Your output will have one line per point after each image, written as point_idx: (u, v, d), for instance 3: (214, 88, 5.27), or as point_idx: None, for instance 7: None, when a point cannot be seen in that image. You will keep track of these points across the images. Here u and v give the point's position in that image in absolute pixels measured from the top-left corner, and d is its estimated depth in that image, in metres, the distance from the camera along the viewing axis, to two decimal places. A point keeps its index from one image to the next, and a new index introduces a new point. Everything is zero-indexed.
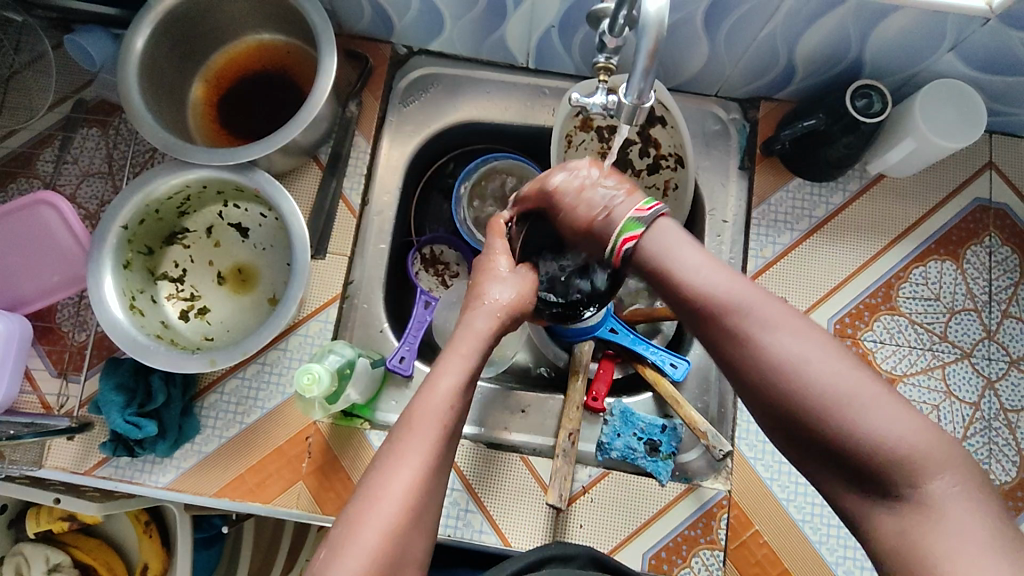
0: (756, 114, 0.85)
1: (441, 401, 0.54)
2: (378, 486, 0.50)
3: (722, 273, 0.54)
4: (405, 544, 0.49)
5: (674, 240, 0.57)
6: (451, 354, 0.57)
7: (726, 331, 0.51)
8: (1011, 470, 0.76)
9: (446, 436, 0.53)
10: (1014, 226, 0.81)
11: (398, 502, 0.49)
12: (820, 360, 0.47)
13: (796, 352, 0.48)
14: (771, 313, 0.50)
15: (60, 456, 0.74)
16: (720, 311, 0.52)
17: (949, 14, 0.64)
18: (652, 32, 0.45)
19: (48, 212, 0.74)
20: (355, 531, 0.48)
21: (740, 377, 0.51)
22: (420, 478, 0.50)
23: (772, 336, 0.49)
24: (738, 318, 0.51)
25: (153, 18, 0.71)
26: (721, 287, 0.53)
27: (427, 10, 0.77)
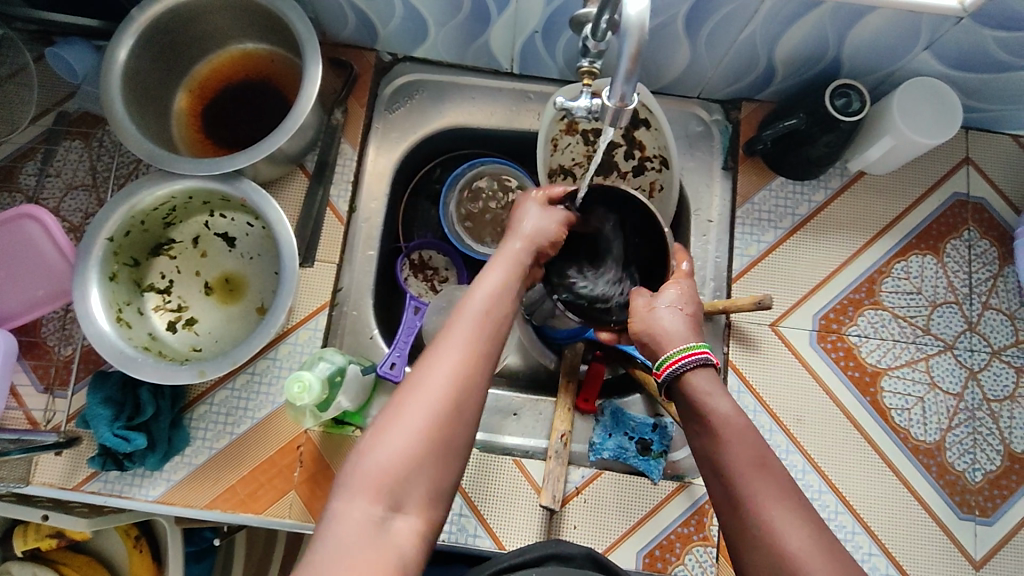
0: (737, 115, 0.86)
1: (483, 303, 0.55)
2: (422, 375, 0.51)
3: (744, 435, 0.53)
4: (450, 425, 0.49)
5: (706, 388, 0.56)
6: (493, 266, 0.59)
7: (736, 501, 0.50)
8: (995, 459, 0.77)
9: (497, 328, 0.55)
10: (991, 219, 0.83)
11: (439, 387, 0.50)
12: (822, 556, 0.46)
13: (802, 544, 0.47)
14: (782, 491, 0.50)
15: (48, 472, 0.73)
16: (734, 481, 0.51)
17: (924, 15, 0.66)
18: (633, 35, 0.46)
19: (32, 226, 0.74)
20: (401, 414, 0.49)
21: (740, 549, 0.50)
22: (463, 364, 0.51)
23: (775, 517, 0.48)
24: (750, 491, 0.50)
25: (136, 29, 0.71)
26: (738, 451, 0.52)
27: (410, 17, 0.77)
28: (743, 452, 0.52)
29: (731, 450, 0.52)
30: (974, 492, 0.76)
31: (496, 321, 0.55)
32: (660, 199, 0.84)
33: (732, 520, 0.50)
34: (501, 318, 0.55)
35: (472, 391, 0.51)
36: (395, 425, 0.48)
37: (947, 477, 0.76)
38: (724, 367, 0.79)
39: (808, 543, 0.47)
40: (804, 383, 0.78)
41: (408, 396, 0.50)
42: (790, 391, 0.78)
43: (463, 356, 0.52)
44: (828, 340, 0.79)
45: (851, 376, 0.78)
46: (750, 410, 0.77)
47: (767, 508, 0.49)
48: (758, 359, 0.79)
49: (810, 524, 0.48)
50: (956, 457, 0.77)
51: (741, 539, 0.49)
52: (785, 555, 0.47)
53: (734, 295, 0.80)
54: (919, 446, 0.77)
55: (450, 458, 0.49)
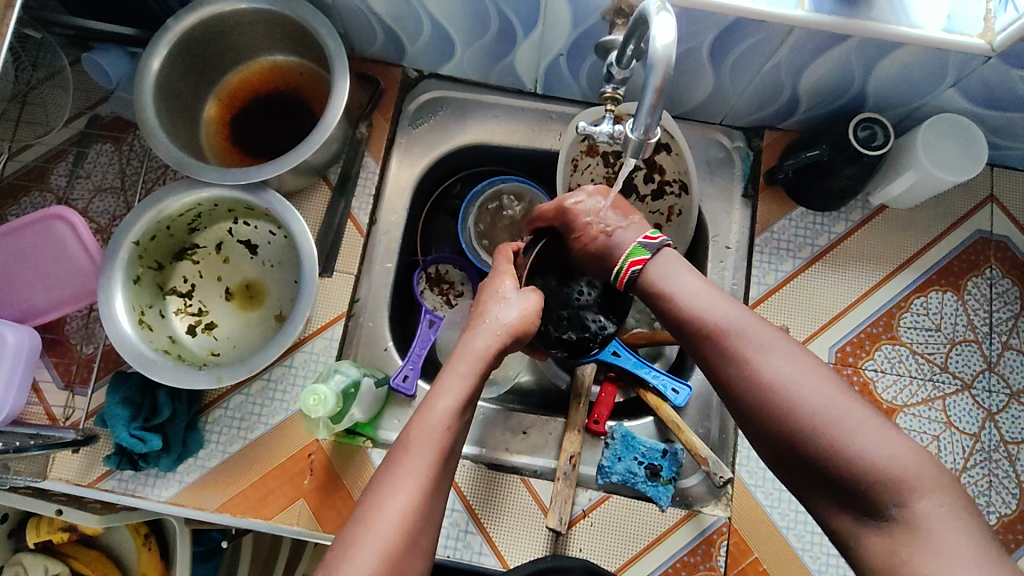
0: (759, 143, 0.86)
1: (440, 417, 0.55)
2: (371, 512, 0.50)
3: (711, 296, 0.58)
4: (400, 564, 0.49)
5: (673, 269, 0.62)
6: (451, 371, 0.58)
7: (717, 345, 0.55)
8: (1011, 503, 0.76)
9: (443, 458, 0.54)
10: (1014, 258, 0.82)
11: (391, 526, 0.49)
12: (805, 375, 0.50)
13: (783, 368, 0.51)
14: (761, 335, 0.54)
15: (64, 468, 0.74)
16: (706, 331, 0.56)
17: (952, 52, 0.65)
18: (659, 68, 0.46)
19: (61, 226, 0.76)
20: (349, 550, 0.48)
21: (732, 390, 0.54)
22: (414, 502, 0.51)
23: (755, 349, 0.53)
24: (725, 336, 0.55)
25: (171, 40, 0.73)
26: (708, 308, 0.57)
27: (438, 36, 0.78)
28: (709, 306, 0.57)
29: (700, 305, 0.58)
30: None
31: (450, 439, 0.54)
32: (678, 223, 0.85)
33: (715, 362, 0.55)
34: (454, 438, 0.55)
35: (417, 526, 0.50)
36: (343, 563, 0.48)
37: None
38: None
39: (788, 367, 0.51)
40: None
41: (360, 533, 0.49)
42: None
43: (417, 487, 0.51)
44: (843, 374, 0.79)
45: None
46: None
47: (745, 347, 0.53)
48: None
49: (788, 351, 0.52)
50: (971, 498, 0.76)
51: (727, 376, 0.54)
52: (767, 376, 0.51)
53: None
54: None
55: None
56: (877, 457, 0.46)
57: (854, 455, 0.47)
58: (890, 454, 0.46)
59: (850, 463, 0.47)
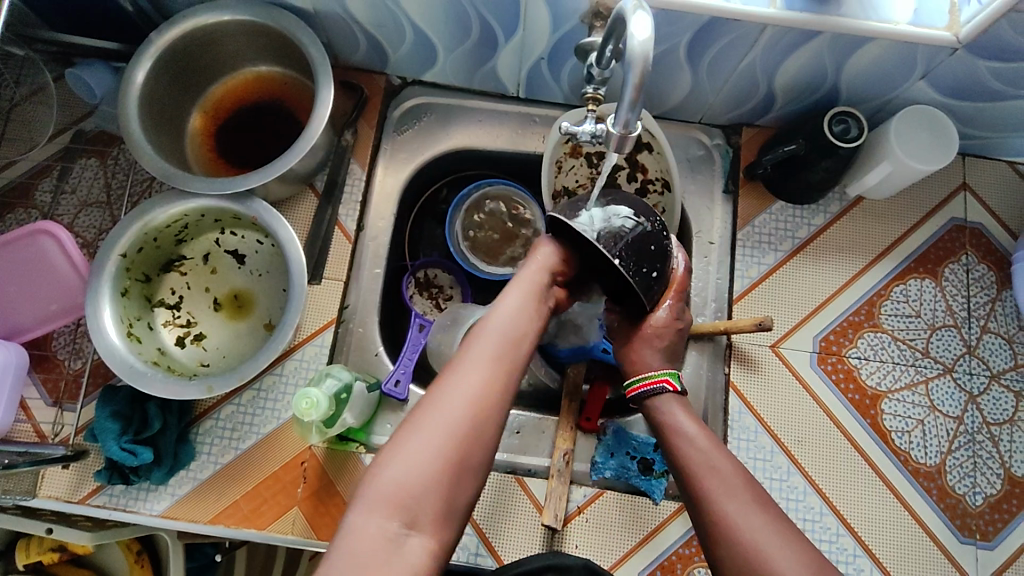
0: (738, 140, 0.88)
1: (500, 326, 0.59)
2: (440, 392, 0.53)
3: (707, 442, 0.60)
4: (467, 437, 0.52)
5: (672, 406, 0.65)
6: (511, 289, 0.63)
7: (698, 502, 0.57)
8: (996, 483, 0.77)
9: (510, 351, 0.57)
10: (989, 244, 0.84)
11: (460, 399, 0.53)
12: (779, 543, 0.52)
13: (753, 526, 0.53)
14: (735, 480, 0.57)
15: (54, 485, 0.74)
16: (687, 465, 0.59)
17: (921, 45, 0.67)
18: (637, 64, 0.47)
19: (47, 242, 0.75)
20: (421, 428, 0.51)
21: (711, 558, 0.55)
22: (480, 385, 0.54)
23: (731, 509, 0.55)
24: (710, 489, 0.57)
25: (154, 53, 0.74)
26: (701, 455, 0.59)
27: (420, 43, 0.79)
28: (701, 455, 0.59)
29: (694, 450, 0.60)
30: (974, 515, 0.76)
31: (513, 347, 0.58)
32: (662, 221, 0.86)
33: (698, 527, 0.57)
34: (518, 347, 0.58)
35: (485, 407, 0.53)
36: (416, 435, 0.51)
37: (947, 500, 0.76)
38: (725, 388, 0.80)
39: (760, 530, 0.53)
40: (805, 404, 0.79)
41: (427, 415, 0.52)
42: (791, 413, 0.78)
43: (483, 374, 0.55)
44: (828, 363, 0.80)
45: (851, 399, 0.79)
46: (750, 430, 0.78)
47: (724, 504, 0.55)
48: (758, 380, 0.79)
49: (767, 513, 0.54)
50: (957, 480, 0.77)
51: (706, 531, 0.56)
52: (739, 539, 0.53)
53: (734, 317, 0.82)
54: (920, 469, 0.77)
55: (469, 465, 0.51)
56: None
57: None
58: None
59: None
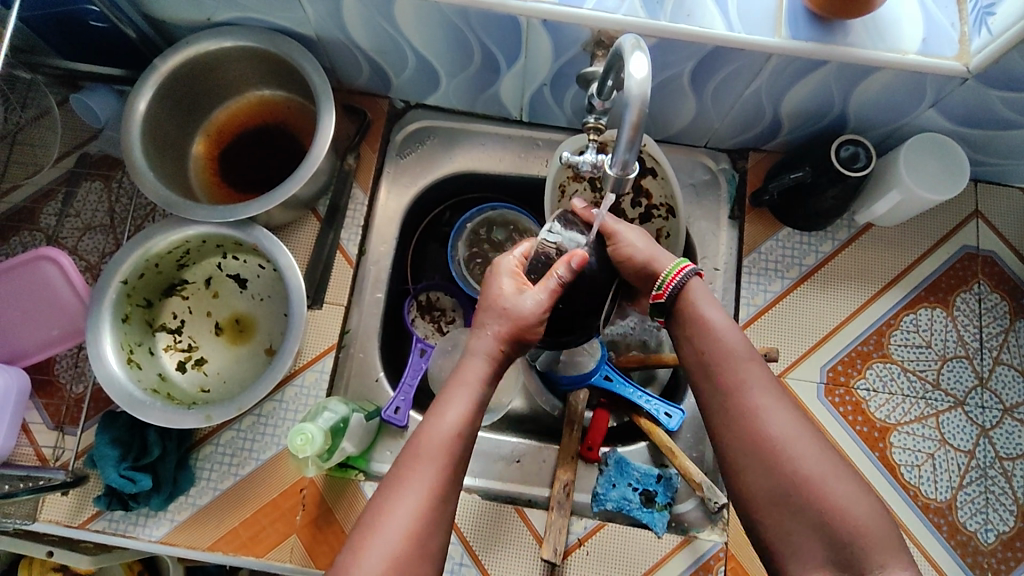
0: (744, 165, 0.87)
1: (435, 444, 0.54)
2: (372, 534, 0.50)
3: (735, 335, 0.59)
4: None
5: (703, 298, 0.62)
6: (459, 382, 0.58)
7: (726, 395, 0.56)
8: (1009, 520, 0.75)
9: (451, 465, 0.54)
10: (1002, 273, 0.82)
11: (390, 546, 0.50)
12: (797, 435, 0.53)
13: (783, 424, 0.54)
14: (765, 379, 0.56)
15: (55, 510, 0.73)
16: (715, 357, 0.58)
17: (929, 75, 0.66)
18: (635, 105, 0.47)
19: (49, 268, 0.76)
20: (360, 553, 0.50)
21: (731, 451, 0.55)
22: (412, 527, 0.51)
23: (761, 403, 0.55)
24: (739, 381, 0.56)
25: (157, 80, 0.74)
26: (731, 347, 0.58)
27: (423, 69, 0.79)
28: (731, 347, 0.58)
29: (722, 339, 0.59)
30: (987, 553, 0.74)
31: (454, 464, 0.54)
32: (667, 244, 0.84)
33: (719, 426, 0.56)
34: (454, 462, 0.54)
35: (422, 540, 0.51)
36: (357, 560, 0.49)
37: (958, 537, 0.74)
38: None
39: (788, 428, 0.53)
40: None
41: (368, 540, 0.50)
42: None
43: (415, 513, 0.51)
44: (835, 394, 0.78)
45: (859, 432, 0.77)
46: None
47: (754, 399, 0.55)
48: None
49: (794, 412, 0.55)
50: (968, 517, 0.75)
51: (729, 428, 0.56)
52: (769, 435, 0.53)
53: None
54: (930, 505, 0.75)
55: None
56: (852, 522, 0.49)
57: (834, 515, 0.50)
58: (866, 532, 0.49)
59: (825, 522, 0.50)
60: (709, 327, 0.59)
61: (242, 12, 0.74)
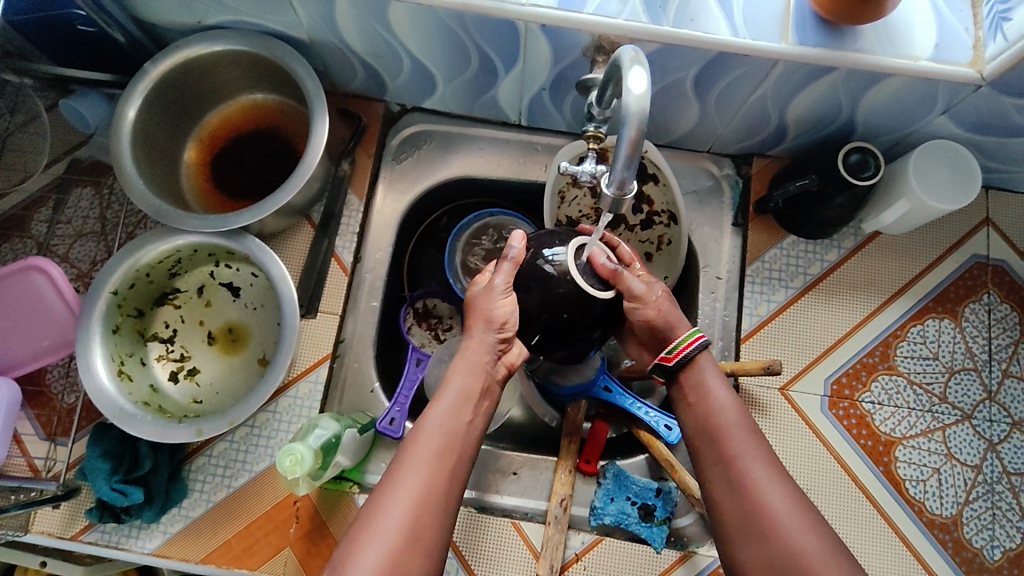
0: (748, 170, 0.84)
1: (438, 423, 0.56)
2: (382, 502, 0.52)
3: (736, 409, 0.60)
4: (408, 555, 0.50)
5: (710, 371, 0.62)
6: (456, 368, 0.60)
7: (726, 470, 0.57)
8: (1015, 536, 0.74)
9: (446, 454, 0.55)
10: (1012, 283, 0.80)
11: (400, 512, 0.51)
12: (795, 514, 0.53)
13: (779, 501, 0.54)
14: (765, 455, 0.57)
15: (47, 521, 0.73)
16: (714, 434, 0.59)
17: (942, 81, 0.64)
18: (632, 122, 0.45)
19: (39, 278, 0.74)
20: (357, 547, 0.50)
21: (726, 525, 0.56)
22: (418, 496, 0.52)
23: (757, 478, 0.55)
24: (737, 454, 0.57)
25: (147, 85, 0.72)
26: (733, 421, 0.59)
27: (418, 72, 0.77)
28: (732, 422, 0.59)
29: (725, 417, 0.59)
30: (993, 570, 0.73)
31: (450, 448, 0.55)
32: (668, 253, 0.83)
33: (719, 498, 0.57)
34: (457, 442, 0.56)
35: (419, 527, 0.51)
36: (356, 547, 0.50)
37: (963, 554, 0.73)
38: None
39: (785, 506, 0.54)
40: (815, 450, 0.76)
41: (366, 529, 0.51)
42: (800, 460, 0.75)
43: (422, 483, 0.53)
44: (839, 407, 0.77)
45: (863, 446, 0.76)
46: None
47: (751, 474, 0.56)
48: (766, 424, 0.76)
49: (791, 488, 0.55)
50: (974, 533, 0.74)
51: (727, 500, 0.56)
52: (765, 513, 0.54)
53: (742, 357, 0.78)
54: (935, 521, 0.74)
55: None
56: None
57: None
58: None
59: None
60: (710, 403, 0.60)
61: (233, 15, 0.72)
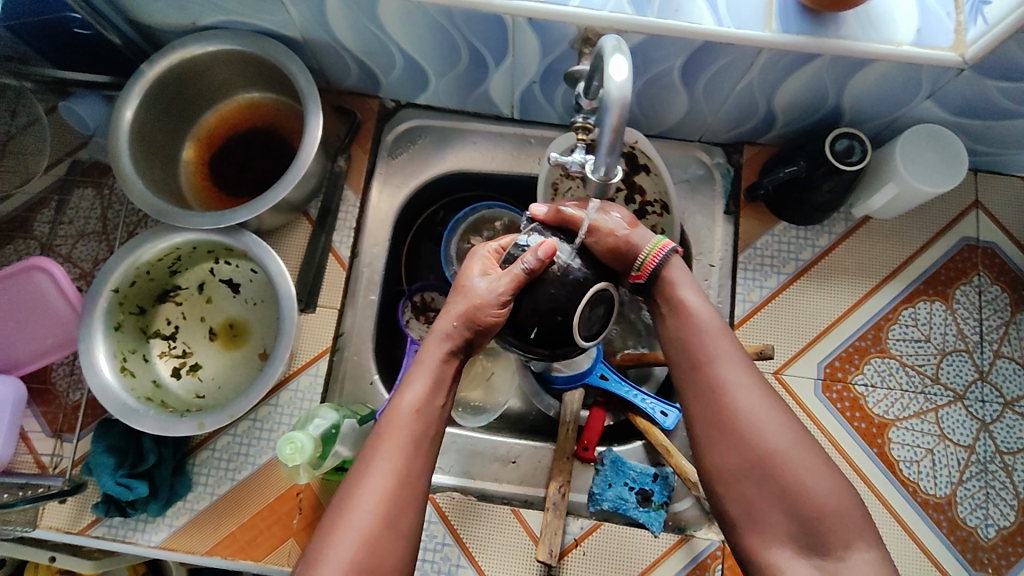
0: (739, 159, 0.85)
1: (404, 416, 0.55)
2: (353, 496, 0.51)
3: (707, 309, 0.59)
4: (382, 552, 0.50)
5: (681, 278, 0.62)
6: (421, 360, 0.59)
7: (700, 373, 0.56)
8: (1009, 514, 0.75)
9: (416, 442, 0.54)
10: (1003, 265, 0.81)
11: (370, 510, 0.50)
12: (768, 413, 0.53)
13: (751, 400, 0.53)
14: (738, 357, 0.56)
15: (55, 516, 0.74)
16: (689, 337, 0.58)
17: (925, 66, 0.65)
18: (614, 109, 0.47)
19: (41, 278, 0.76)
20: (330, 540, 0.49)
21: (701, 426, 0.55)
22: (390, 491, 0.51)
23: (728, 376, 0.55)
24: (711, 354, 0.56)
25: (144, 86, 0.73)
26: (707, 326, 0.58)
27: (411, 68, 0.78)
28: (705, 323, 0.58)
29: (700, 320, 0.58)
30: (987, 549, 0.74)
31: (421, 437, 0.55)
32: None
33: (693, 399, 0.56)
34: (423, 434, 0.55)
35: (393, 516, 0.51)
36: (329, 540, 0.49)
37: (958, 533, 0.74)
38: None
39: (759, 405, 0.53)
40: (809, 434, 0.77)
41: (338, 524, 0.50)
42: None
43: (389, 479, 0.52)
44: (832, 390, 0.78)
45: (857, 428, 0.77)
46: None
47: (724, 375, 0.55)
48: None
49: (762, 386, 0.55)
50: (968, 512, 0.74)
51: (699, 402, 0.55)
52: (741, 412, 0.53)
53: (735, 343, 0.79)
54: (929, 501, 0.75)
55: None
56: (815, 498, 0.50)
57: (801, 493, 0.50)
58: (832, 510, 0.49)
59: (794, 499, 0.50)
60: (685, 307, 0.60)
61: (227, 16, 0.73)
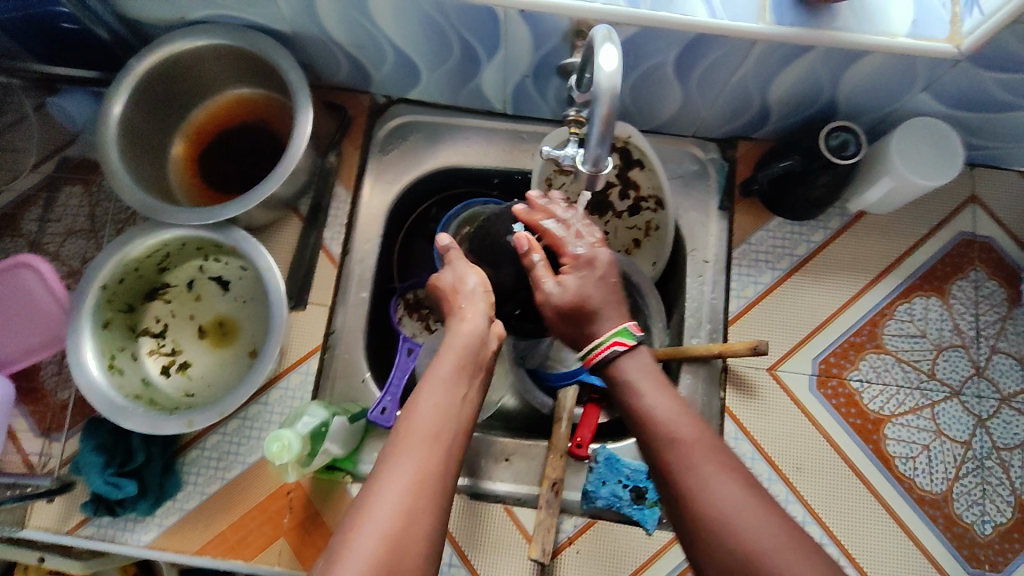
0: (734, 154, 0.85)
1: (428, 426, 0.54)
2: (376, 487, 0.50)
3: (675, 411, 0.56)
4: (406, 547, 0.47)
5: (637, 370, 0.59)
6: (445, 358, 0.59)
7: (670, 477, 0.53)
8: (1006, 511, 0.74)
9: (439, 440, 0.53)
10: (999, 259, 0.81)
11: (391, 515, 0.48)
12: (744, 506, 0.49)
13: (729, 498, 0.50)
14: (710, 452, 0.53)
15: (43, 517, 0.73)
16: (663, 437, 0.55)
17: (920, 57, 0.64)
18: (604, 100, 0.46)
19: (29, 275, 0.75)
20: (352, 535, 0.48)
21: (675, 519, 0.53)
22: (413, 483, 0.50)
23: (702, 478, 0.51)
24: (678, 460, 0.53)
25: (132, 81, 0.72)
26: (676, 423, 0.55)
27: (402, 63, 0.78)
28: (674, 426, 0.55)
29: (662, 415, 0.56)
30: (984, 546, 0.73)
31: (445, 431, 0.54)
32: (655, 239, 0.84)
33: (674, 510, 0.53)
34: (446, 447, 0.53)
35: (418, 512, 0.49)
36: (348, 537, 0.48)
37: (955, 530, 0.73)
38: (720, 413, 0.77)
39: (733, 501, 0.50)
40: (804, 430, 0.76)
41: (360, 515, 0.49)
42: (791, 440, 0.76)
43: (414, 487, 0.50)
44: (828, 386, 0.77)
45: (853, 424, 0.76)
46: (747, 457, 0.75)
47: (696, 474, 0.52)
48: (755, 405, 0.77)
49: (740, 481, 0.51)
50: (965, 508, 0.74)
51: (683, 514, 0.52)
52: (714, 514, 0.50)
53: (730, 340, 0.79)
54: (925, 497, 0.74)
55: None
56: None
57: None
58: None
59: None
60: (653, 404, 0.57)
61: (215, 10, 0.73)
